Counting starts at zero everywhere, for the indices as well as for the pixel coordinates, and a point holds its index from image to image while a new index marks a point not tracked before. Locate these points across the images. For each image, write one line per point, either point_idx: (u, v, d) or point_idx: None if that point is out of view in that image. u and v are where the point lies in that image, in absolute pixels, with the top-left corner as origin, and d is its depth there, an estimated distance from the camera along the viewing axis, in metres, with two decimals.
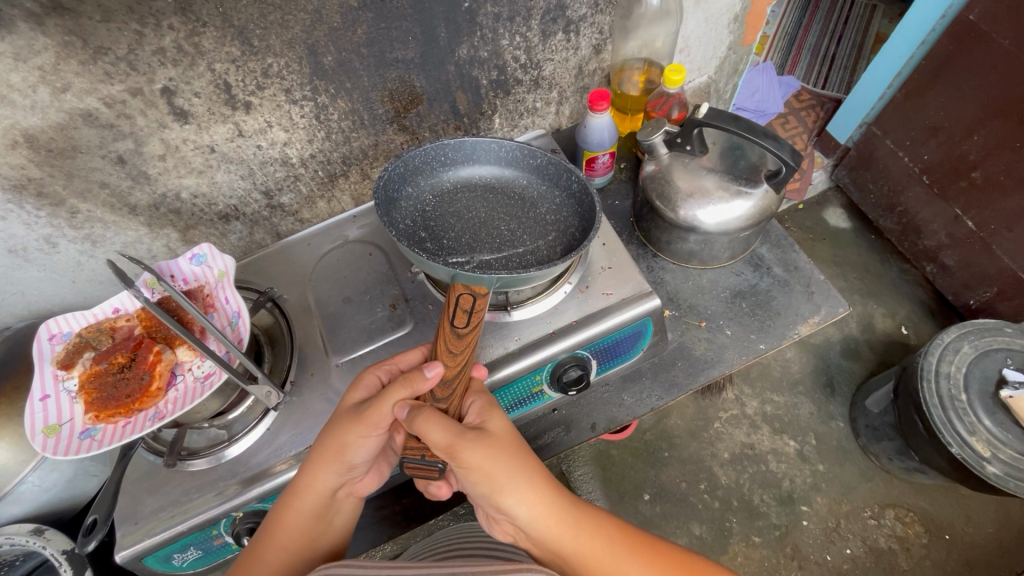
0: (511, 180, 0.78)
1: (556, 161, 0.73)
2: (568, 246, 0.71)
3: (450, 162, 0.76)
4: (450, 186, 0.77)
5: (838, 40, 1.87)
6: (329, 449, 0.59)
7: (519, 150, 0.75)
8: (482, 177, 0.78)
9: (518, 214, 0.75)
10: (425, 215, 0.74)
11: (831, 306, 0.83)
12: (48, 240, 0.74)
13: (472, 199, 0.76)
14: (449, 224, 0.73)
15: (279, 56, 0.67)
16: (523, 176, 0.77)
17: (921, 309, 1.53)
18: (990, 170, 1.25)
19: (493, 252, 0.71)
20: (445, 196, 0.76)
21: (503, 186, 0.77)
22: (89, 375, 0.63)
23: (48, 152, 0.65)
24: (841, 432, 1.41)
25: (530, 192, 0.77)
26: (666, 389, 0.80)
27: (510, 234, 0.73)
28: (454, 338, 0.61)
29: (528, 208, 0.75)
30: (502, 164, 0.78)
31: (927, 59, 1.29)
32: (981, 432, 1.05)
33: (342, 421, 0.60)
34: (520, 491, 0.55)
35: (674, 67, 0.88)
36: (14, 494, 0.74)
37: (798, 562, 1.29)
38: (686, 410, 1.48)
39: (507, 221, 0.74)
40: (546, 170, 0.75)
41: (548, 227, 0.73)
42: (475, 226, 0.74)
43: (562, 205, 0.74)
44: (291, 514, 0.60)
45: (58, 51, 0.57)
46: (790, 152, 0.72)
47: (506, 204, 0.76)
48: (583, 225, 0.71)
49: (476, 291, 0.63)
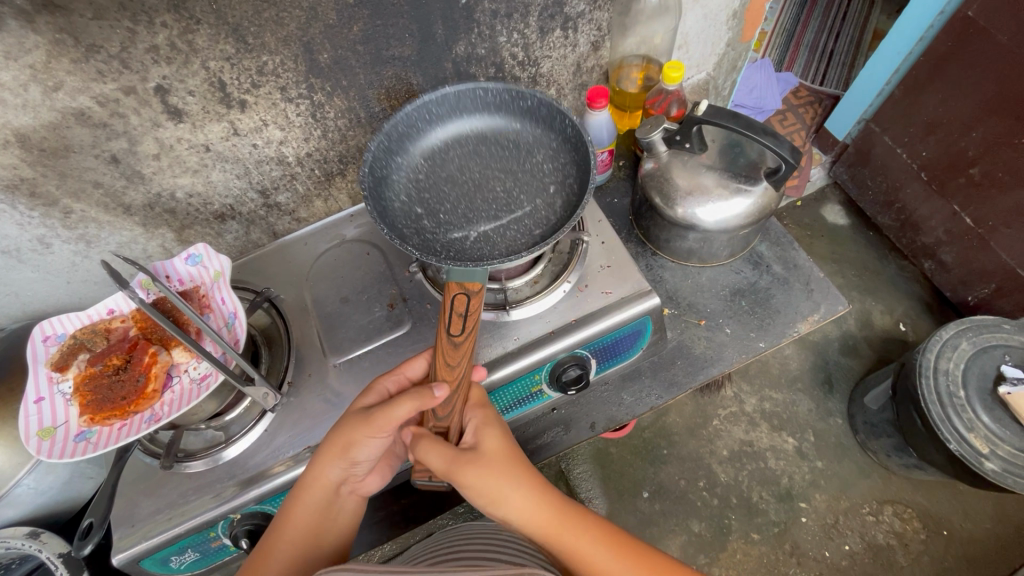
0: (500, 133, 0.77)
1: (544, 101, 0.72)
2: (566, 194, 0.71)
3: (438, 120, 0.76)
4: (441, 145, 0.77)
5: (836, 36, 1.87)
6: (332, 452, 0.59)
7: (505, 92, 0.74)
8: (473, 131, 0.77)
9: (513, 166, 0.75)
10: (420, 181, 0.74)
11: (831, 303, 0.83)
12: (41, 241, 0.73)
13: (464, 157, 0.76)
14: (445, 188, 0.74)
15: (275, 53, 0.66)
16: (513, 122, 0.77)
17: (919, 305, 1.53)
18: (988, 166, 1.25)
19: (492, 211, 0.71)
20: (438, 158, 0.76)
21: (494, 141, 0.77)
22: (83, 377, 0.63)
23: (40, 151, 0.64)
24: (839, 429, 1.42)
25: (522, 138, 0.76)
26: (666, 388, 0.80)
27: (507, 188, 0.73)
28: (452, 348, 0.61)
29: (522, 157, 0.75)
30: (491, 111, 0.77)
31: (926, 55, 1.29)
32: (979, 429, 1.05)
33: (343, 426, 0.60)
34: (520, 503, 0.57)
35: (673, 64, 0.88)
36: (9, 497, 0.74)
37: (797, 558, 1.29)
38: (684, 407, 1.48)
39: (502, 176, 0.75)
40: (536, 112, 0.75)
41: (544, 175, 0.73)
42: (471, 189, 0.74)
43: (555, 148, 0.74)
44: (296, 515, 0.60)
45: (49, 49, 0.56)
46: (790, 149, 0.72)
47: (500, 155, 0.76)
48: (579, 171, 0.71)
49: (468, 290, 0.63)
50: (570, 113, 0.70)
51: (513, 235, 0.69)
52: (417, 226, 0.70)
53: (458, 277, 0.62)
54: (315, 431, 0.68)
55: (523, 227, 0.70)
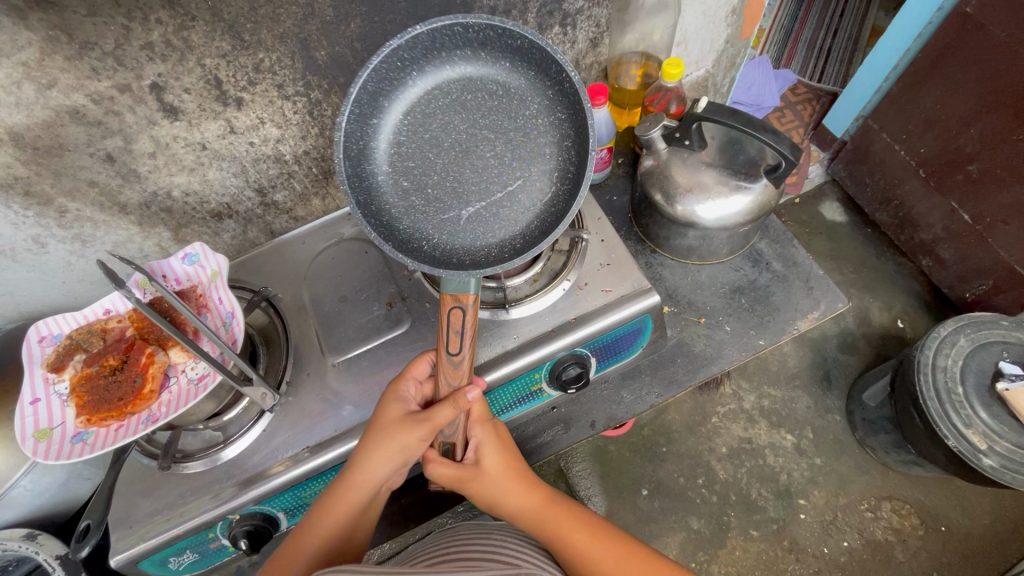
0: (485, 75, 0.64)
1: (539, 47, 0.59)
2: (563, 159, 0.64)
3: (411, 63, 0.62)
4: (419, 97, 0.65)
5: (834, 33, 1.87)
6: (355, 470, 0.59)
7: (490, 28, 0.59)
8: (455, 74, 0.64)
9: (504, 121, 0.65)
10: (401, 145, 0.65)
11: (830, 301, 0.83)
12: (36, 240, 0.73)
13: (448, 112, 0.65)
14: (429, 153, 0.65)
15: (271, 50, 0.66)
16: (502, 60, 0.63)
17: (917, 302, 1.54)
18: (986, 163, 1.25)
19: (483, 182, 0.65)
20: (418, 112, 0.65)
21: (479, 87, 0.65)
22: (80, 378, 0.62)
23: (34, 150, 0.63)
24: (838, 426, 1.42)
25: (514, 83, 0.64)
26: (666, 386, 0.80)
27: (499, 151, 0.65)
28: (453, 370, 0.59)
29: (514, 109, 0.65)
30: (474, 47, 0.62)
31: (923, 52, 1.28)
32: (977, 425, 1.05)
33: (364, 443, 0.59)
34: (521, 506, 0.62)
35: (672, 60, 0.88)
36: (5, 499, 0.73)
37: (795, 554, 1.30)
38: (683, 405, 1.48)
39: (493, 134, 0.65)
40: (529, 53, 0.61)
41: (540, 136, 0.65)
42: (456, 153, 0.65)
43: (552, 102, 0.63)
44: (315, 529, 0.59)
45: (43, 46, 0.56)
46: (790, 146, 0.72)
47: (489, 107, 0.65)
48: (578, 139, 0.63)
49: (461, 302, 0.58)
50: (571, 70, 0.58)
51: (507, 214, 0.65)
52: (403, 204, 0.65)
53: (451, 289, 0.57)
54: (314, 431, 0.68)
55: (517, 204, 0.64)
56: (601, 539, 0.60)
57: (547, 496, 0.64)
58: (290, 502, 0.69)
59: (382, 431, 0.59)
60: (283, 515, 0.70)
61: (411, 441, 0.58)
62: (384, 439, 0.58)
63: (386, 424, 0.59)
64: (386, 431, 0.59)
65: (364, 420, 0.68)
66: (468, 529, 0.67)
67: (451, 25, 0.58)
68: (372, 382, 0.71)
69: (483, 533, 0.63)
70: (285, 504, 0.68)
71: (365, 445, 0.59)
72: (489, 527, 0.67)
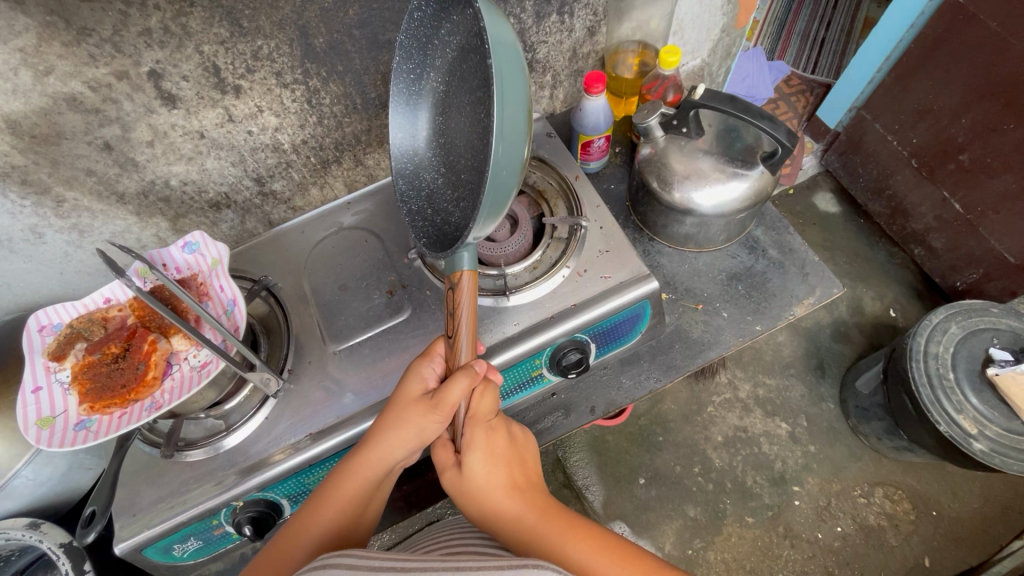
0: (465, 37, 0.63)
1: None
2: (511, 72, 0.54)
3: (419, 64, 0.69)
4: (438, 89, 0.69)
5: (828, 24, 1.87)
6: (370, 449, 0.60)
7: None
8: (452, 53, 0.66)
9: (483, 70, 0.61)
10: (442, 141, 0.70)
11: (826, 287, 0.84)
12: (34, 230, 0.72)
13: (459, 91, 0.66)
14: (456, 141, 0.67)
15: (270, 38, 0.66)
16: (464, 10, 0.61)
17: (910, 291, 1.55)
18: (977, 152, 1.27)
19: (484, 144, 0.61)
20: (441, 104, 0.69)
21: (464, 51, 0.64)
22: (82, 366, 0.62)
23: (31, 138, 0.63)
24: (831, 414, 1.44)
25: (477, 26, 0.60)
26: (664, 371, 0.81)
27: (489, 106, 0.60)
28: (452, 350, 0.62)
29: (484, 52, 0.60)
30: (450, 18, 0.64)
31: (916, 42, 1.29)
32: (968, 410, 1.07)
33: (379, 421, 0.61)
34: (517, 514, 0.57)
35: (670, 48, 0.89)
36: (6, 489, 0.73)
37: (790, 540, 1.32)
38: (679, 395, 1.49)
39: (483, 89, 0.62)
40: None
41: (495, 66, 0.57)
42: (472, 128, 0.65)
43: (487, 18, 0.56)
44: (319, 514, 0.57)
45: (40, 32, 0.55)
46: (786, 132, 0.73)
47: (475, 66, 0.62)
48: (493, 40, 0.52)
49: (453, 282, 0.62)
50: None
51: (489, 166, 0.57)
52: (451, 196, 0.67)
53: (445, 268, 0.61)
54: (316, 418, 0.68)
55: None
56: (603, 548, 0.55)
57: (547, 507, 0.59)
58: (293, 489, 0.69)
59: (395, 409, 0.60)
60: (286, 503, 0.71)
61: (418, 420, 0.59)
62: (400, 416, 0.60)
63: (401, 401, 0.61)
64: (400, 410, 0.60)
65: (365, 407, 0.69)
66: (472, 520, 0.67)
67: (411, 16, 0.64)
68: (373, 369, 0.72)
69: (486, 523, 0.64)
70: (288, 490, 0.69)
71: (378, 424, 0.61)
72: None
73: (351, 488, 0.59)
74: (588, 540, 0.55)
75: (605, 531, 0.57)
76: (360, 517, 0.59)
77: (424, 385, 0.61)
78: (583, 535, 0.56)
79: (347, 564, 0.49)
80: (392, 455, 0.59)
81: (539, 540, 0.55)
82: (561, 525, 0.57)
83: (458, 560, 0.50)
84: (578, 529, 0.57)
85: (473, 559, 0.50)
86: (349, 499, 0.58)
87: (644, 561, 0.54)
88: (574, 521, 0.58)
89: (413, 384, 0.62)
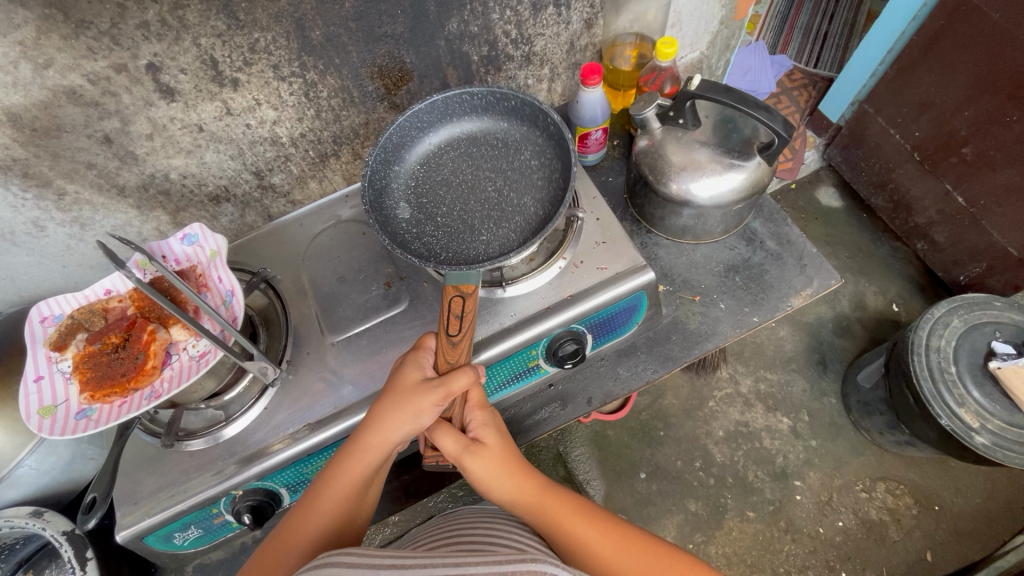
0: (490, 131, 0.81)
1: (528, 102, 0.76)
2: (552, 187, 0.74)
3: (428, 126, 0.80)
4: (433, 151, 0.80)
5: (830, 18, 1.86)
6: (369, 434, 0.60)
7: (492, 95, 0.78)
8: (463, 132, 0.81)
9: (502, 163, 0.78)
10: (416, 185, 0.78)
11: (824, 278, 0.84)
12: (36, 224, 0.73)
13: (456, 160, 0.79)
14: (439, 190, 0.77)
15: (266, 30, 0.66)
16: (501, 121, 0.80)
17: (912, 286, 1.55)
18: (980, 145, 1.26)
19: (486, 211, 0.74)
20: (433, 160, 0.79)
21: (484, 138, 0.80)
22: (82, 356, 0.63)
23: (32, 131, 0.64)
24: (833, 409, 1.43)
25: (509, 136, 0.80)
26: (661, 362, 0.82)
27: (499, 188, 0.76)
28: (450, 348, 0.62)
29: (511, 154, 0.78)
30: (479, 113, 0.81)
31: (918, 34, 1.27)
32: (970, 404, 1.06)
33: (376, 408, 0.60)
34: (523, 496, 0.63)
35: (667, 39, 0.90)
36: (11, 478, 0.74)
37: (791, 535, 1.32)
38: (680, 390, 1.49)
39: (492, 173, 0.77)
40: (520, 110, 0.78)
41: (532, 173, 0.76)
42: (464, 190, 0.77)
43: (541, 144, 0.78)
44: (320, 502, 0.58)
45: (39, 25, 0.56)
46: (783, 123, 0.72)
47: (489, 154, 0.79)
48: (563, 164, 0.74)
49: (462, 292, 0.63)
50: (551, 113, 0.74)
51: (508, 230, 0.72)
52: (416, 227, 0.73)
53: (453, 279, 0.63)
54: (314, 408, 0.69)
55: (514, 223, 0.72)
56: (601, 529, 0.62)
57: (550, 486, 0.65)
58: (292, 478, 0.70)
59: (393, 397, 0.60)
60: (285, 492, 0.71)
61: (421, 407, 0.58)
62: (398, 405, 0.59)
63: (399, 388, 0.60)
64: (398, 397, 0.59)
65: (364, 398, 0.69)
66: (472, 513, 0.68)
67: (460, 93, 0.77)
68: (370, 360, 0.72)
69: (488, 518, 0.65)
70: (287, 480, 0.70)
71: (374, 412, 0.60)
72: (491, 512, 0.68)
73: (351, 475, 0.59)
74: (586, 521, 0.62)
75: (602, 512, 0.64)
76: (359, 505, 0.60)
77: (422, 373, 0.61)
78: (582, 518, 0.62)
79: (347, 562, 0.49)
80: (392, 441, 0.59)
81: (543, 517, 0.62)
82: (563, 508, 0.63)
83: (457, 556, 0.50)
84: (577, 512, 0.63)
85: (472, 556, 0.50)
86: (350, 487, 0.59)
87: (635, 539, 0.62)
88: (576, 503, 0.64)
89: (409, 372, 0.61)
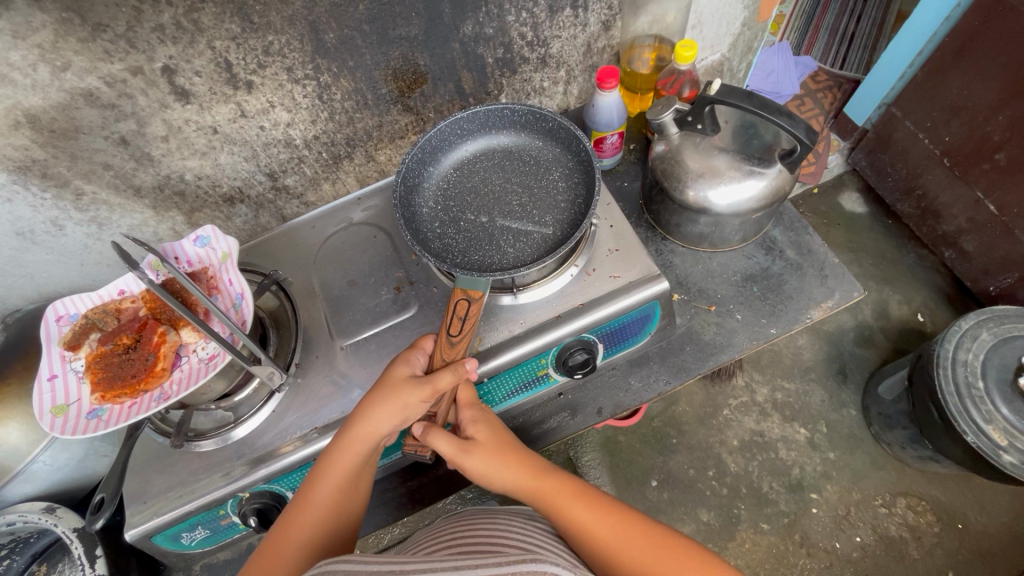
0: (524, 147, 0.80)
1: (566, 127, 0.75)
2: (573, 211, 0.73)
3: (467, 133, 0.80)
4: (468, 158, 0.80)
5: (858, 17, 1.81)
6: (354, 429, 0.59)
7: (532, 112, 0.77)
8: (498, 144, 0.81)
9: (531, 181, 0.77)
10: (445, 190, 0.78)
11: (846, 290, 0.82)
12: (54, 223, 0.74)
13: (486, 169, 0.79)
14: (467, 197, 0.76)
15: (280, 33, 0.66)
16: (538, 141, 0.80)
17: (938, 295, 1.51)
18: (1014, 152, 1.21)
19: (507, 223, 0.73)
20: (465, 167, 0.79)
21: (517, 153, 0.80)
22: (95, 356, 0.63)
23: (50, 133, 0.64)
24: (853, 420, 1.39)
25: (542, 155, 0.79)
26: (674, 373, 0.80)
27: (524, 204, 0.75)
28: (447, 347, 0.63)
29: (541, 173, 0.77)
30: (519, 128, 0.80)
31: (951, 35, 1.22)
32: (997, 421, 1.02)
33: (363, 402, 0.60)
34: (529, 487, 0.62)
35: (686, 42, 0.88)
36: (25, 473, 0.76)
37: (806, 549, 1.28)
38: (694, 397, 1.46)
39: (520, 189, 0.76)
40: (557, 132, 0.78)
41: (557, 195, 0.75)
42: (491, 199, 0.76)
43: (572, 169, 0.77)
44: (312, 501, 0.58)
45: (56, 28, 0.56)
46: (806, 129, 0.70)
47: (520, 170, 0.78)
48: (587, 192, 0.74)
49: (471, 297, 0.65)
50: (586, 140, 0.73)
51: (526, 245, 0.71)
52: (438, 229, 0.73)
53: (462, 284, 0.65)
54: (323, 412, 0.69)
55: (531, 240, 0.72)
56: (616, 519, 0.60)
57: (559, 479, 0.63)
58: (297, 483, 0.70)
59: (378, 395, 0.60)
60: (291, 495, 0.71)
61: (409, 404, 0.59)
62: (383, 401, 0.59)
63: (386, 385, 0.60)
64: (384, 395, 0.59)
65: None
66: (473, 514, 0.65)
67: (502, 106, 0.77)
68: (379, 365, 0.72)
69: (490, 517, 0.63)
70: (294, 483, 0.70)
71: (360, 409, 0.60)
72: (496, 511, 0.66)
73: (339, 472, 0.59)
74: (597, 510, 0.61)
75: (616, 502, 0.62)
76: (348, 505, 0.60)
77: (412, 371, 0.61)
78: (593, 507, 0.61)
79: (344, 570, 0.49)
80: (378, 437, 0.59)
81: (555, 507, 0.61)
82: (572, 498, 0.61)
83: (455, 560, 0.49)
84: (587, 500, 0.61)
85: (471, 558, 0.49)
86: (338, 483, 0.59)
87: (648, 529, 0.59)
88: (588, 492, 0.62)
89: (397, 370, 0.61)
